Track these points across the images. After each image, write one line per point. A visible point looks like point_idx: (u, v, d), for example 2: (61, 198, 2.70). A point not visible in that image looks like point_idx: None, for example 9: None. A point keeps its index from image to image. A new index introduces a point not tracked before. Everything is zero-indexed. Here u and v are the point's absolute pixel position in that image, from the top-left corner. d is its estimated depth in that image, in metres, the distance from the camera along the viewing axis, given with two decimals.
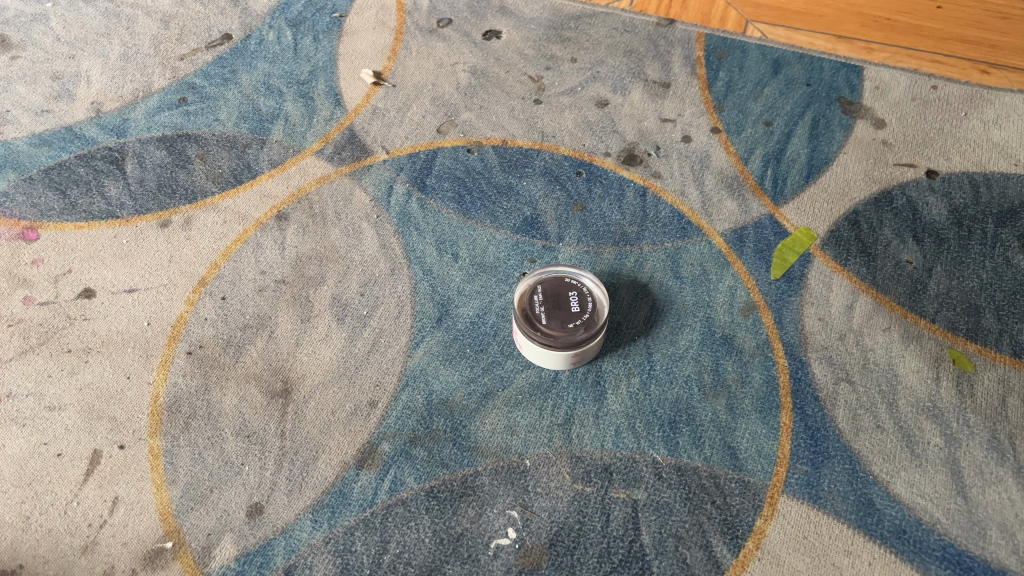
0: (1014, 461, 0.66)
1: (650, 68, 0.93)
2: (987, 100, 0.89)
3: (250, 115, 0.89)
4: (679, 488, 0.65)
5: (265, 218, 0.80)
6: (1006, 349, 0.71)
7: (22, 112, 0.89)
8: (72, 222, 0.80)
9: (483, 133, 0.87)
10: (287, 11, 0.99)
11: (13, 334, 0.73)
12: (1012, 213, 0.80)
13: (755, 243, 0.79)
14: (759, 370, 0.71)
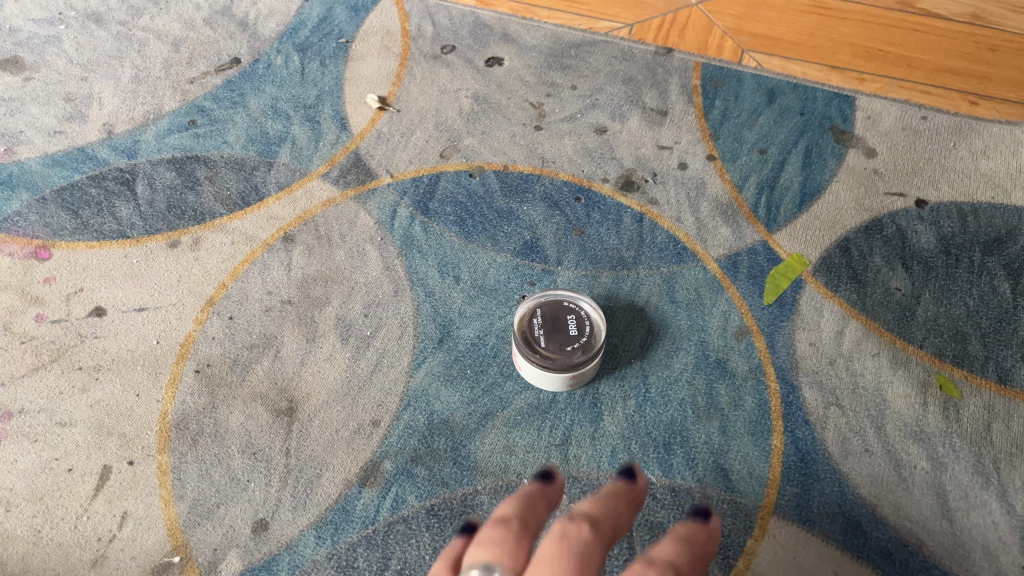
0: (998, 485, 0.67)
1: (647, 97, 0.96)
2: (975, 130, 0.91)
3: (258, 138, 0.91)
4: (673, 508, 0.67)
5: (272, 239, 0.82)
6: (992, 376, 0.73)
7: (35, 133, 0.91)
8: (83, 242, 0.82)
9: (485, 159, 0.90)
10: (294, 36, 1.02)
11: (25, 352, 0.74)
12: (999, 242, 0.82)
13: (748, 269, 0.81)
14: (752, 394, 0.73)
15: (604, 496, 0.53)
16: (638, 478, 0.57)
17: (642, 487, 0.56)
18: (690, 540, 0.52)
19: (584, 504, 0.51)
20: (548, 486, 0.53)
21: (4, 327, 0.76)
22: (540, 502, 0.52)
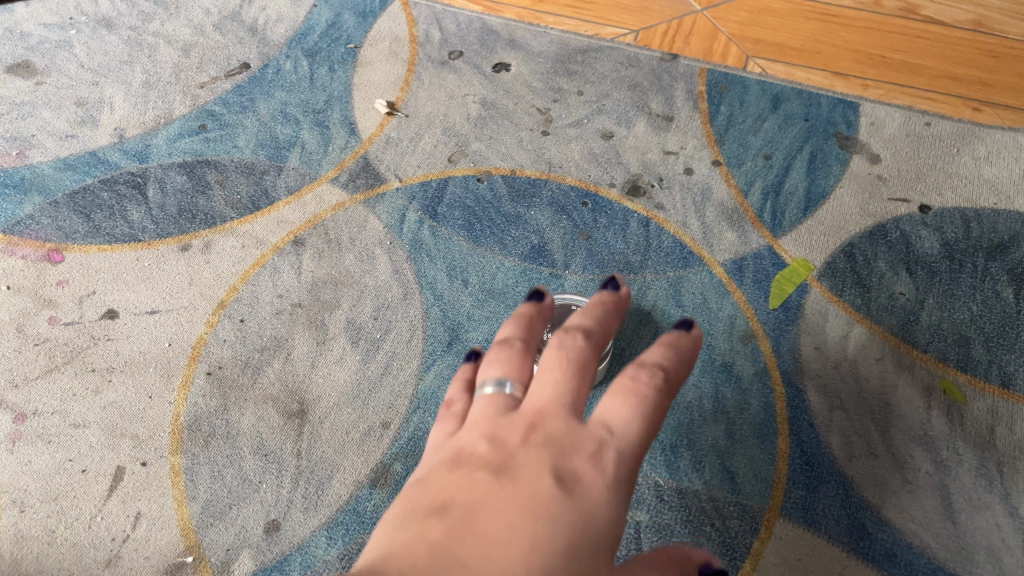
0: (1002, 487, 0.68)
1: (653, 103, 0.97)
2: (978, 136, 0.92)
3: (267, 143, 0.92)
4: (679, 510, 0.68)
5: (282, 243, 0.83)
6: (995, 380, 0.74)
7: (47, 137, 0.92)
8: (95, 245, 0.83)
9: (493, 163, 0.91)
10: (303, 41, 1.02)
11: (39, 354, 0.75)
12: (1001, 248, 0.83)
13: (754, 274, 0.82)
14: (758, 397, 0.74)
15: (593, 308, 0.49)
16: (622, 288, 0.53)
17: (623, 296, 0.52)
18: (673, 343, 0.47)
19: (577, 319, 0.48)
20: (539, 307, 0.51)
21: (18, 330, 0.77)
22: (535, 324, 0.49)
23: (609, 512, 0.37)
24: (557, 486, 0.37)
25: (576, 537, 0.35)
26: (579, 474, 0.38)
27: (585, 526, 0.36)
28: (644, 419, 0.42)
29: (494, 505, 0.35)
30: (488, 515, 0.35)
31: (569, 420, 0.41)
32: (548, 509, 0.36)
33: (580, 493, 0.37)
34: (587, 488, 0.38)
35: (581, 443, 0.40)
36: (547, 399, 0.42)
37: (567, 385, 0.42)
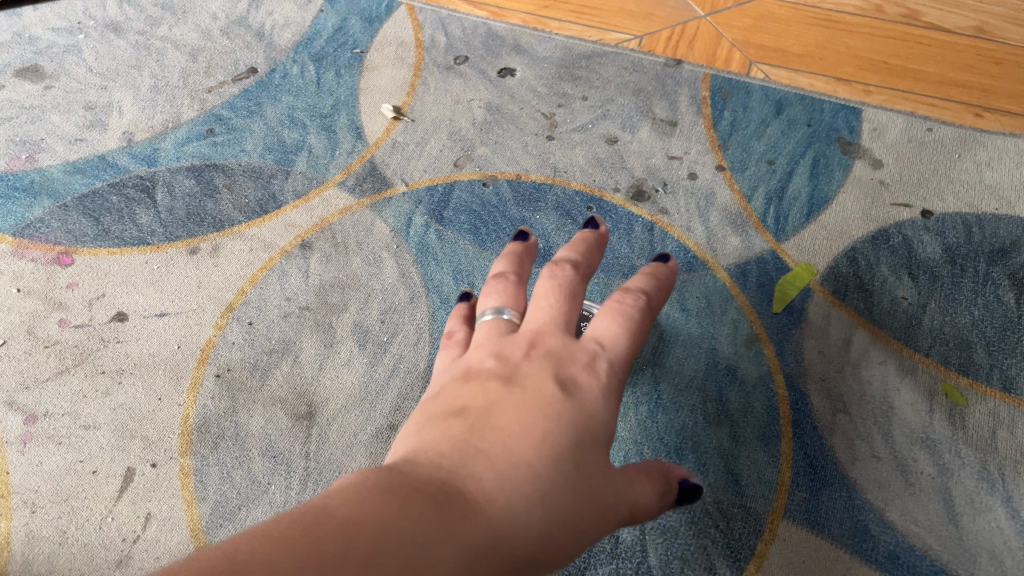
0: (1003, 490, 0.69)
1: (657, 108, 0.97)
2: (980, 142, 0.92)
3: (275, 147, 0.93)
4: (684, 512, 0.69)
5: (290, 246, 0.84)
6: (997, 384, 0.75)
7: (56, 141, 0.93)
8: (104, 248, 0.83)
9: (498, 168, 0.91)
10: (310, 46, 1.03)
11: (50, 356, 0.76)
12: (1003, 253, 0.83)
13: (758, 278, 0.82)
14: (762, 400, 0.74)
15: (578, 241, 0.58)
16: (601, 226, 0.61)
17: (604, 231, 0.61)
18: (653, 273, 0.56)
19: (564, 251, 0.56)
20: (525, 245, 0.59)
21: (29, 332, 0.78)
22: (524, 261, 0.58)
23: (603, 411, 0.46)
24: (560, 390, 0.45)
25: (576, 431, 0.44)
26: (577, 381, 0.46)
27: (584, 423, 0.44)
28: (629, 335, 0.50)
29: (508, 410, 0.44)
30: (503, 416, 0.43)
31: (564, 336, 0.49)
32: (552, 409, 0.44)
33: (579, 396, 0.45)
34: (584, 392, 0.46)
35: (575, 352, 0.48)
36: (544, 322, 0.50)
37: (560, 308, 0.51)
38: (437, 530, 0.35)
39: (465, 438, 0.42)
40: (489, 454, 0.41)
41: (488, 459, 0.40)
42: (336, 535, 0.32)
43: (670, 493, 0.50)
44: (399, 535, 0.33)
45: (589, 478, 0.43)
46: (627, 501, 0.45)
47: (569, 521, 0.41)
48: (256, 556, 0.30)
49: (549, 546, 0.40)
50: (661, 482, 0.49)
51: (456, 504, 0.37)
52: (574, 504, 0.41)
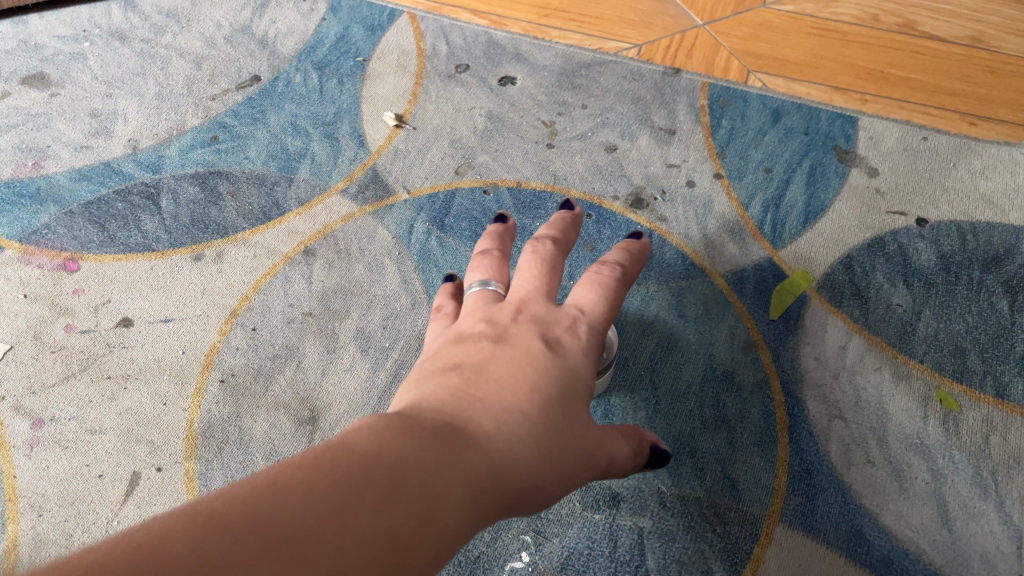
0: (996, 495, 0.70)
1: (656, 116, 0.98)
2: (974, 151, 0.93)
3: (278, 154, 0.94)
4: (682, 516, 0.70)
5: (293, 253, 0.85)
6: (990, 390, 0.76)
7: (62, 148, 0.94)
8: (110, 254, 0.84)
9: (499, 176, 0.93)
10: (313, 54, 1.04)
11: (56, 361, 0.77)
12: (997, 260, 0.84)
13: (754, 285, 0.84)
14: (758, 406, 0.76)
15: (555, 223, 0.72)
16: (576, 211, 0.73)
17: (578, 214, 0.74)
18: (629, 248, 0.69)
19: (544, 231, 0.70)
20: (506, 227, 0.74)
21: (36, 338, 0.79)
22: (506, 240, 0.72)
23: (585, 369, 0.54)
24: (544, 352, 0.53)
25: (559, 384, 0.51)
26: (562, 346, 0.54)
27: (567, 376, 0.52)
28: (608, 304, 0.60)
29: (499, 368, 0.50)
30: (494, 373, 0.50)
31: (547, 304, 0.59)
32: (539, 363, 0.51)
33: (561, 357, 0.53)
34: (567, 355, 0.54)
35: (558, 316, 0.57)
36: (529, 292, 0.60)
37: (542, 279, 0.61)
38: (447, 456, 0.41)
39: (462, 388, 0.48)
40: (486, 399, 0.47)
41: (484, 404, 0.47)
42: (368, 454, 0.37)
43: (645, 455, 0.61)
44: (419, 460, 0.39)
45: (571, 423, 0.50)
46: (598, 449, 0.52)
47: (553, 459, 0.47)
48: (302, 468, 0.35)
49: (536, 479, 0.46)
50: (637, 444, 0.59)
51: (461, 438, 0.43)
52: (558, 444, 0.48)
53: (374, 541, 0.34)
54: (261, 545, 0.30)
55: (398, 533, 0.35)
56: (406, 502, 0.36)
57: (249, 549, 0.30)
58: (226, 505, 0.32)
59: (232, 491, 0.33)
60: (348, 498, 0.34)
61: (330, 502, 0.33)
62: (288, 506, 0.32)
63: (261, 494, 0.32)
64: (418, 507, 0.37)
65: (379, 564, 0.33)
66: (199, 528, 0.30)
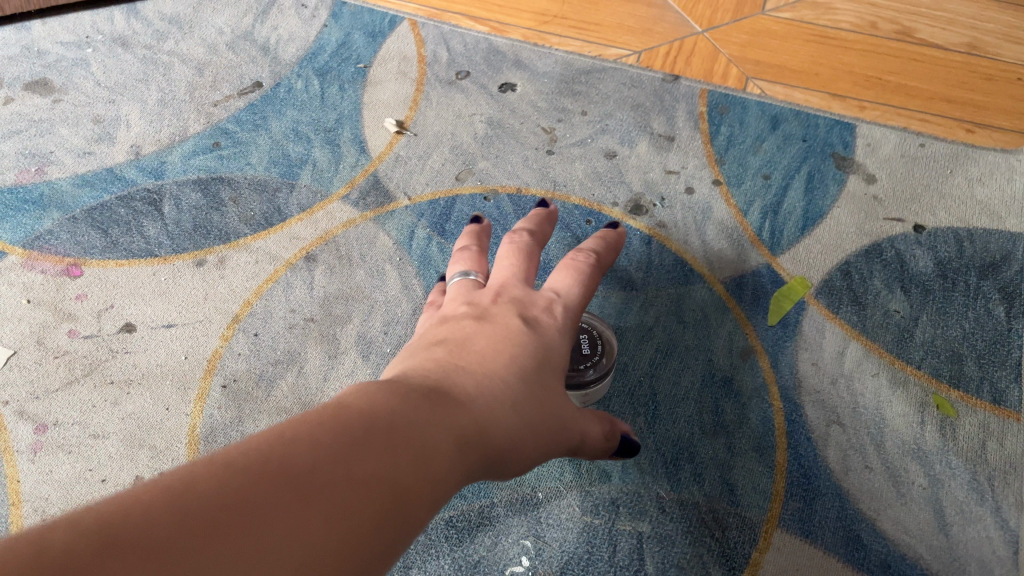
0: (992, 501, 0.70)
1: (655, 123, 0.99)
2: (971, 157, 0.94)
3: (280, 160, 0.94)
4: (680, 521, 0.71)
5: (295, 259, 0.86)
6: (986, 396, 0.76)
7: (65, 154, 0.95)
8: (113, 260, 0.85)
9: (499, 182, 0.93)
10: (314, 60, 1.05)
11: (59, 366, 0.78)
12: (994, 267, 0.85)
13: (753, 291, 0.84)
14: (757, 411, 0.76)
15: (529, 220, 0.79)
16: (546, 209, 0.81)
17: (548, 212, 0.81)
18: (600, 237, 0.78)
19: (520, 227, 0.77)
20: (480, 226, 0.80)
21: (39, 343, 0.80)
22: (484, 238, 0.78)
23: (559, 344, 0.61)
24: (518, 333, 0.58)
25: (531, 360, 0.56)
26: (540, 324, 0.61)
27: (542, 350, 0.58)
28: (581, 288, 0.68)
29: (476, 346, 0.55)
30: (472, 350, 0.55)
31: (524, 288, 0.66)
32: (516, 339, 0.58)
33: (537, 334, 0.59)
34: (543, 333, 0.60)
35: (535, 296, 0.65)
36: (508, 279, 0.68)
37: (519, 269, 0.69)
38: (435, 415, 0.45)
39: (444, 361, 0.53)
40: (466, 370, 0.52)
41: (465, 374, 0.51)
42: (364, 411, 0.41)
43: (615, 440, 0.67)
44: (410, 416, 0.43)
45: (542, 390, 0.55)
46: (571, 417, 0.58)
47: (528, 421, 0.53)
48: (306, 424, 0.38)
49: (513, 438, 0.51)
50: (608, 428, 0.65)
51: (448, 399, 0.47)
52: (531, 409, 0.53)
53: (375, 485, 0.38)
54: (275, 486, 0.34)
55: (395, 477, 0.39)
56: (402, 450, 0.40)
57: (267, 490, 0.34)
58: (241, 454, 0.35)
59: (244, 445, 0.37)
60: (349, 447, 0.38)
61: (333, 449, 0.37)
62: (296, 453, 0.36)
63: (272, 446, 0.36)
64: (412, 455, 0.41)
65: (379, 504, 0.38)
66: (225, 474, 0.34)
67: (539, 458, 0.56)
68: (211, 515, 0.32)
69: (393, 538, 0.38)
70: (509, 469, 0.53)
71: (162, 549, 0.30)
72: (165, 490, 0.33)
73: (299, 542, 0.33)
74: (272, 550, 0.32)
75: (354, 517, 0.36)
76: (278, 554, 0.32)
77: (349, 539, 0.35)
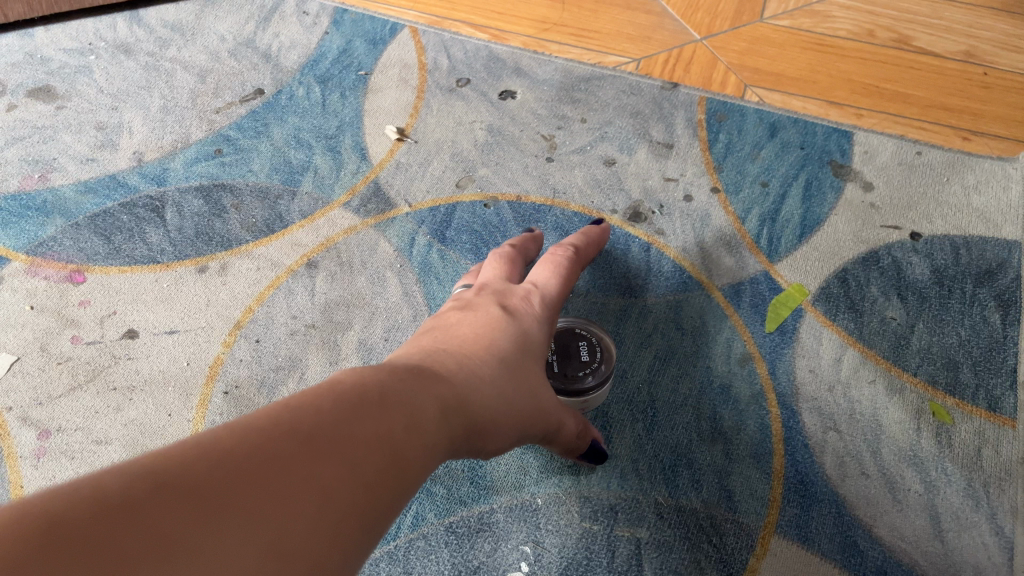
0: (988, 507, 0.71)
1: (654, 130, 1.00)
2: (968, 165, 0.95)
3: (281, 167, 0.95)
4: (678, 527, 0.71)
5: (296, 265, 0.86)
6: (982, 403, 0.77)
7: (68, 161, 0.95)
8: (116, 266, 0.86)
9: (499, 189, 0.94)
10: (316, 67, 1.06)
11: (63, 373, 0.78)
12: (990, 275, 0.86)
13: (751, 298, 0.85)
14: (754, 418, 0.77)
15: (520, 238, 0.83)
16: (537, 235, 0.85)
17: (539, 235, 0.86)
18: (584, 234, 0.82)
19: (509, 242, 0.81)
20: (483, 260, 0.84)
21: (42, 349, 0.80)
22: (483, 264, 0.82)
23: (538, 331, 0.63)
24: (503, 321, 0.61)
25: (519, 345, 0.59)
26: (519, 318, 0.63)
27: (525, 334, 0.61)
28: (559, 277, 0.72)
29: (468, 329, 0.58)
30: (465, 332, 0.58)
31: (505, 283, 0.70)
32: (501, 323, 0.60)
33: (517, 325, 0.61)
34: (522, 324, 0.62)
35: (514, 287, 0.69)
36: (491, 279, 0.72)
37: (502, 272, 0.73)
38: (430, 386, 0.48)
39: (438, 342, 0.55)
40: (460, 348, 0.55)
41: (459, 352, 0.54)
42: (362, 380, 0.44)
43: (585, 442, 0.69)
44: (408, 385, 0.46)
45: (530, 371, 0.58)
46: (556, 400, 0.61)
47: (522, 394, 0.55)
48: (311, 393, 0.42)
49: (510, 410, 0.54)
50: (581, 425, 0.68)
51: (442, 372, 0.50)
52: (525, 382, 0.56)
53: (375, 446, 0.41)
54: (282, 445, 0.38)
55: (394, 438, 0.42)
56: (399, 415, 0.43)
57: (276, 448, 0.37)
58: (251, 420, 0.39)
59: (253, 413, 0.40)
60: (349, 413, 0.41)
61: (333, 415, 0.40)
62: (299, 418, 0.39)
63: (277, 412, 0.39)
64: (410, 420, 0.44)
65: (379, 462, 0.41)
66: (236, 437, 0.37)
67: (535, 431, 0.59)
68: (223, 473, 0.35)
69: (394, 497, 0.41)
70: (510, 439, 0.56)
71: (186, 498, 0.34)
72: (179, 452, 0.36)
73: (306, 496, 0.37)
74: (281, 503, 0.36)
75: (357, 474, 0.39)
76: (288, 507, 0.36)
77: (352, 493, 0.38)
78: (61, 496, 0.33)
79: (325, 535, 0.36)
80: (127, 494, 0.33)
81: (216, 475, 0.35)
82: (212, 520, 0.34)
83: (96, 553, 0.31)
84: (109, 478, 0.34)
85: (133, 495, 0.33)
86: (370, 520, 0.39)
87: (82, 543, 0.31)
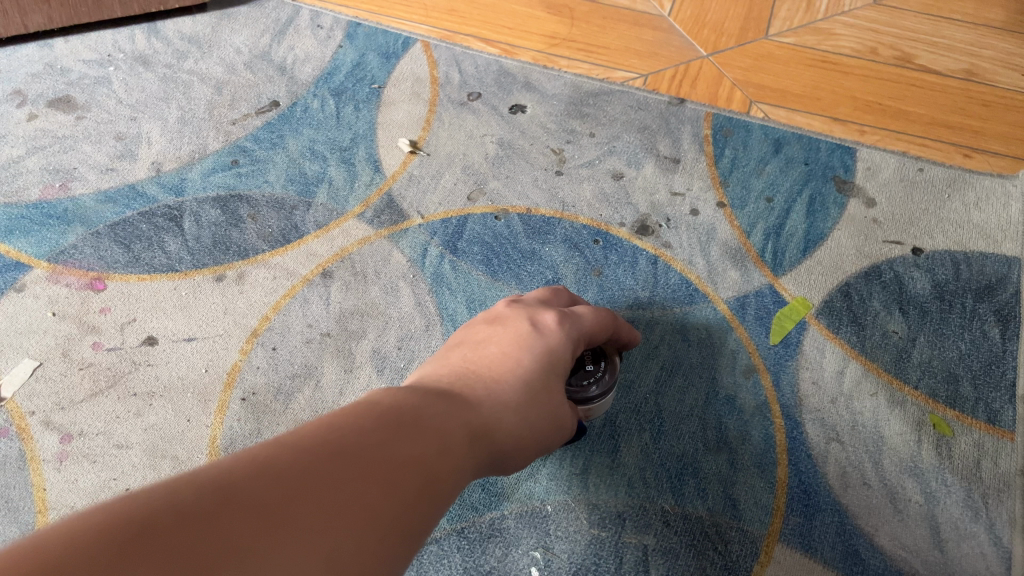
0: (986, 518, 0.73)
1: (661, 145, 1.02)
2: (969, 183, 0.96)
3: (296, 178, 0.97)
4: (684, 534, 0.73)
5: (311, 275, 0.88)
6: (982, 416, 0.79)
7: (88, 170, 0.98)
8: (135, 274, 0.88)
9: (510, 202, 0.96)
10: (330, 80, 1.08)
11: (84, 378, 0.81)
12: (989, 290, 0.88)
13: (755, 311, 0.87)
14: (759, 429, 0.79)
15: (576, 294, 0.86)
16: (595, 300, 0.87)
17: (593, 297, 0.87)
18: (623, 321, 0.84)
19: None
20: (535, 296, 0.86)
21: (64, 355, 0.82)
22: None
23: (563, 349, 0.62)
24: (532, 330, 0.62)
25: (547, 358, 0.59)
26: (548, 324, 0.63)
27: (553, 352, 0.60)
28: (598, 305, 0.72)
29: (494, 346, 0.60)
30: (490, 350, 0.60)
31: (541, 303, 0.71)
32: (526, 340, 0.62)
33: (548, 333, 0.62)
34: (552, 334, 0.62)
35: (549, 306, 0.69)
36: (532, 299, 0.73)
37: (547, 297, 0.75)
38: (456, 410, 0.50)
39: (464, 364, 0.58)
40: (485, 369, 0.57)
41: (484, 375, 0.56)
42: (398, 407, 0.46)
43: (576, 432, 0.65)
44: (440, 412, 0.49)
45: (558, 381, 0.59)
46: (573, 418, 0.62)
47: (547, 411, 0.57)
48: (354, 416, 0.44)
49: (533, 432, 0.56)
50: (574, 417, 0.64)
51: (467, 398, 0.53)
52: (550, 401, 0.58)
53: (412, 468, 0.43)
54: (332, 462, 0.40)
55: (427, 461, 0.45)
56: (432, 439, 0.46)
57: (328, 466, 0.39)
58: (297, 441, 0.41)
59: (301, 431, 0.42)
60: (388, 436, 0.44)
61: (375, 438, 0.43)
62: (342, 439, 0.42)
63: (325, 433, 0.42)
64: (441, 443, 0.47)
65: (416, 482, 0.43)
66: (290, 454, 0.39)
67: (554, 447, 0.61)
68: (282, 488, 0.37)
69: (430, 516, 0.43)
70: (528, 458, 0.58)
71: (251, 509, 0.35)
72: (235, 469, 0.37)
73: (357, 513, 0.39)
74: (337, 519, 0.38)
75: (397, 493, 0.41)
76: (342, 523, 0.38)
77: (395, 512, 0.41)
78: (131, 504, 0.34)
79: (374, 546, 0.38)
80: (192, 505, 0.35)
81: (276, 489, 0.37)
82: (275, 531, 0.35)
83: (170, 558, 0.32)
84: (173, 492, 0.35)
85: (199, 506, 0.35)
86: (410, 536, 0.41)
87: (158, 547, 0.32)
